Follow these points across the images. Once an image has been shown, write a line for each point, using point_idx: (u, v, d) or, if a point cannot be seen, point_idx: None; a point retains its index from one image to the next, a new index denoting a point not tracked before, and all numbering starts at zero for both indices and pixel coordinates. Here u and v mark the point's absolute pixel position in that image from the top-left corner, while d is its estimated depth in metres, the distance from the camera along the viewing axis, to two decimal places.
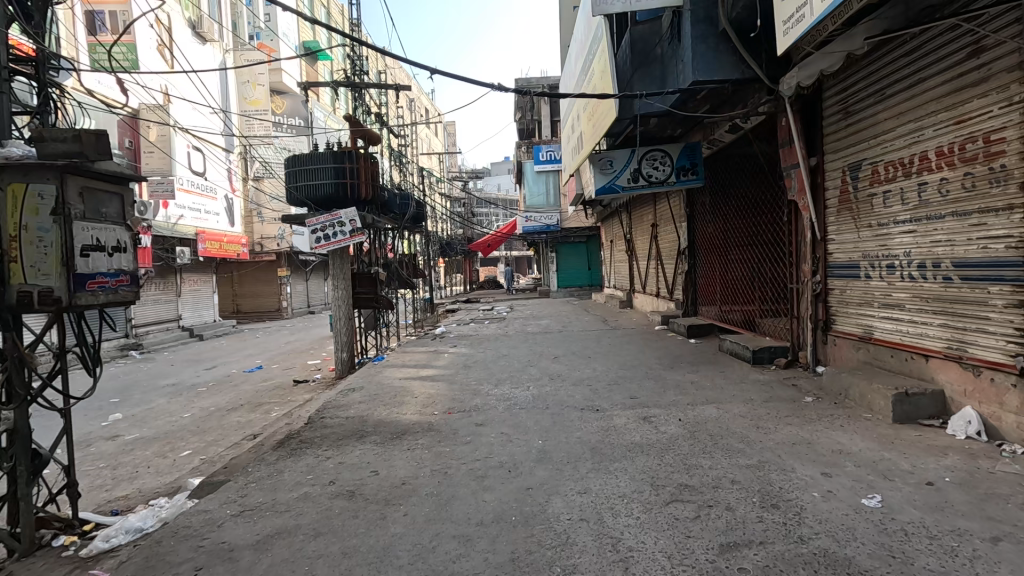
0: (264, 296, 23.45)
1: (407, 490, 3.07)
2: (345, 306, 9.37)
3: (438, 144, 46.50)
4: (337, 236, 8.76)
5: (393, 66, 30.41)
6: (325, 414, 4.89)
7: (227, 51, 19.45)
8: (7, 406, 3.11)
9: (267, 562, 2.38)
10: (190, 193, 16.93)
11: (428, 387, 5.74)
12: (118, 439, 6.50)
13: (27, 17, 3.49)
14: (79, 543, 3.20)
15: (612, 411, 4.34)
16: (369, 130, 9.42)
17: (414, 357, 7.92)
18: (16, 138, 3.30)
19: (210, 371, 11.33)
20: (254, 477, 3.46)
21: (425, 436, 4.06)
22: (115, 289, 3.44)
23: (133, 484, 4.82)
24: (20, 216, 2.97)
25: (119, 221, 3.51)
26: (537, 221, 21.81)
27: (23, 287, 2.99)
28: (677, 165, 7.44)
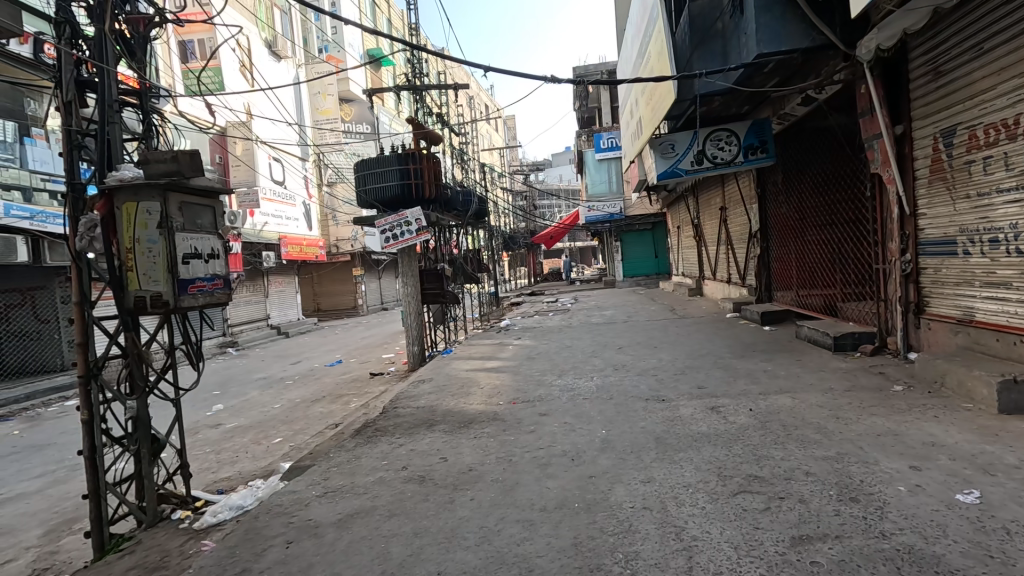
0: (342, 295, 24.84)
1: (473, 476, 3.20)
2: (414, 301, 9.78)
3: (498, 140, 46.96)
4: (404, 235, 9.14)
5: (452, 65, 31.06)
6: (398, 404, 5.17)
7: (300, 67, 20.74)
8: (130, 397, 3.61)
9: (347, 539, 2.59)
10: (273, 201, 18.36)
11: (494, 378, 5.90)
12: (220, 427, 7.23)
13: (132, 53, 3.93)
14: (192, 517, 3.64)
15: (678, 401, 4.25)
16: (430, 130, 9.69)
17: (480, 349, 8.13)
18: (127, 163, 3.76)
19: (296, 365, 12.25)
20: (335, 462, 3.75)
21: (490, 425, 4.19)
22: (212, 292, 3.83)
23: (235, 466, 5.36)
24: (134, 231, 3.41)
25: (212, 230, 3.90)
26: (600, 210, 21.55)
27: (139, 292, 3.43)
28: (744, 144, 7.09)
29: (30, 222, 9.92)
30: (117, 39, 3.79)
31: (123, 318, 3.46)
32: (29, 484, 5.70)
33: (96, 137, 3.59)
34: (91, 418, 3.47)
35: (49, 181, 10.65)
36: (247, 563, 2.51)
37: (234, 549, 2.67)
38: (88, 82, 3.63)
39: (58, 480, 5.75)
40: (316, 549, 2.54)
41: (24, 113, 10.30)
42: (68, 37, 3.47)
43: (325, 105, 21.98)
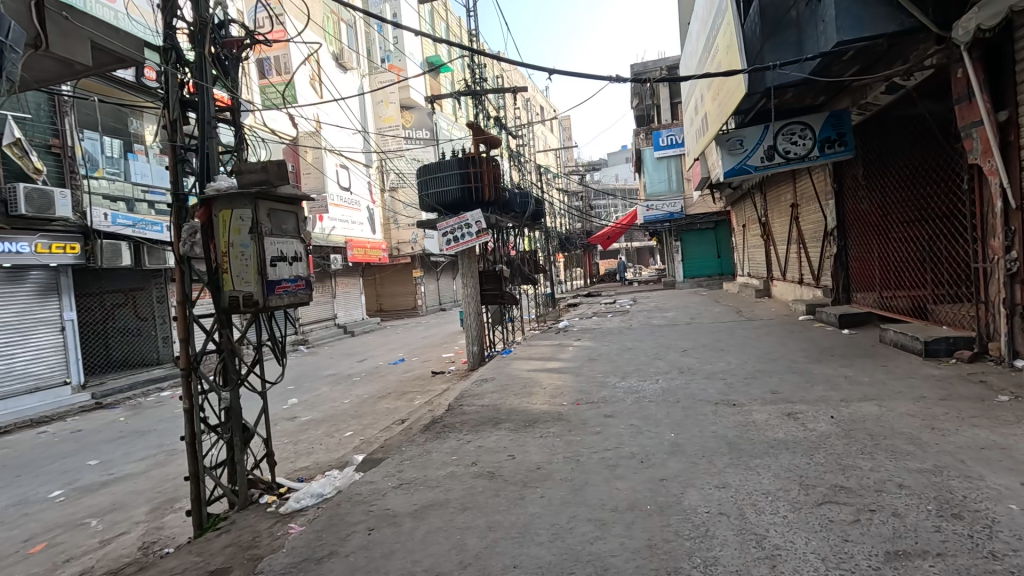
0: (402, 296, 25.64)
1: (542, 474, 3.24)
2: (474, 302, 9.98)
3: (554, 141, 46.93)
4: (465, 237, 9.34)
5: (508, 69, 31.34)
6: (463, 402, 5.31)
7: (364, 77, 21.66)
8: (225, 388, 3.94)
9: (424, 529, 2.70)
10: (340, 206, 19.30)
11: (556, 379, 5.93)
12: (296, 420, 7.70)
13: (226, 73, 4.30)
14: (277, 502, 3.91)
15: (751, 406, 4.10)
16: (490, 134, 9.84)
17: (539, 350, 8.17)
18: (222, 173, 4.10)
19: (362, 363, 12.79)
20: (407, 455, 3.91)
21: (556, 425, 4.22)
22: (295, 293, 4.09)
23: (311, 457, 5.69)
24: (230, 236, 3.72)
25: (295, 234, 4.16)
26: (659, 210, 21.13)
27: (233, 292, 3.75)
28: (820, 137, 6.74)
29: (132, 229, 10.98)
30: (212, 62, 4.16)
31: (220, 316, 3.81)
32: (136, 466, 6.34)
33: (196, 152, 3.95)
34: (191, 407, 3.82)
35: (148, 192, 11.71)
36: (333, 546, 2.67)
37: (320, 533, 2.85)
38: (190, 102, 4.01)
39: (158, 464, 6.35)
40: (396, 537, 2.66)
41: (127, 131, 11.41)
42: (173, 60, 3.83)
43: (388, 113, 22.84)
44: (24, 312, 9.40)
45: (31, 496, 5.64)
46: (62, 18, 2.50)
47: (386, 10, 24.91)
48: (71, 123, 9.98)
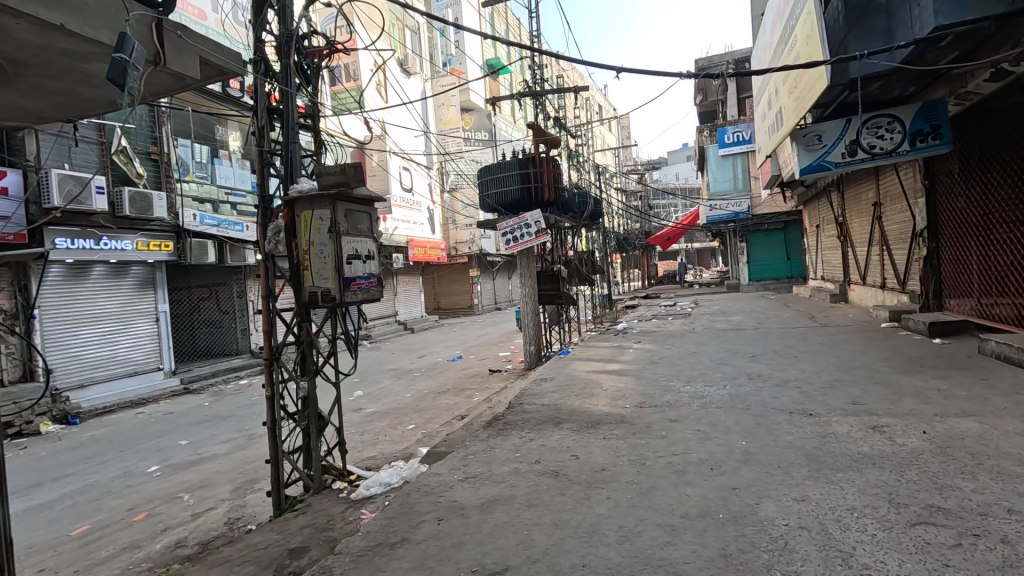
0: (459, 294, 26.12)
1: (607, 475, 3.22)
2: (532, 302, 10.02)
3: (612, 139, 46.18)
4: (524, 237, 9.40)
5: (567, 67, 31.18)
6: (524, 400, 5.36)
7: (427, 82, 22.28)
8: (303, 378, 4.19)
9: (492, 522, 2.75)
10: (402, 207, 19.94)
11: (617, 381, 5.84)
12: (362, 411, 8.05)
13: (309, 81, 4.54)
14: (349, 488, 4.12)
15: (830, 416, 3.88)
16: (550, 135, 9.83)
17: (600, 351, 8.08)
18: (304, 175, 4.36)
19: (421, 359, 13.15)
20: (471, 450, 3.99)
21: (619, 427, 4.17)
22: (368, 289, 4.29)
23: (377, 447, 5.93)
24: (310, 235, 3.95)
25: (368, 234, 4.35)
26: (722, 210, 20.34)
27: (312, 288, 3.98)
28: (910, 131, 6.27)
29: (217, 229, 11.84)
30: (297, 72, 4.43)
31: (300, 310, 4.08)
32: (220, 447, 6.87)
33: (282, 156, 4.22)
34: (273, 394, 4.09)
35: (230, 194, 12.60)
36: (405, 533, 2.77)
37: (392, 520, 2.96)
38: (277, 111, 4.29)
39: (239, 446, 6.84)
40: (465, 529, 2.73)
41: (214, 138, 12.35)
42: (264, 70, 4.10)
43: (448, 116, 23.38)
44: (125, 304, 10.38)
45: (133, 470, 6.25)
46: (177, 37, 2.71)
47: (448, 14, 25.50)
48: (167, 132, 10.94)
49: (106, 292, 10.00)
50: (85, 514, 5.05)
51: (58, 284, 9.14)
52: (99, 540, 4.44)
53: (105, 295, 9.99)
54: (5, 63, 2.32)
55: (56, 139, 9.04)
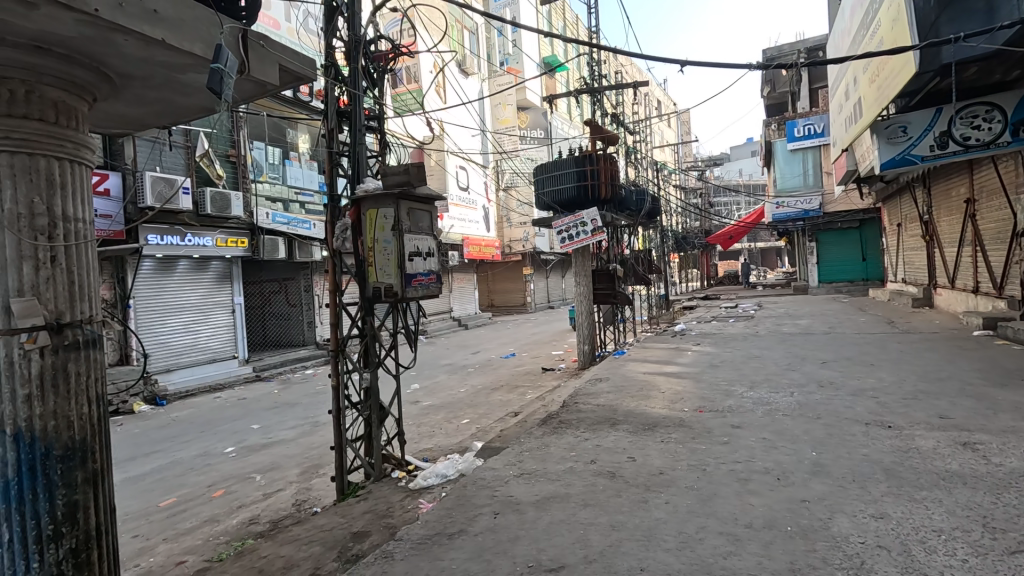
0: (513, 292, 26.28)
1: (666, 479, 3.14)
2: (587, 301, 9.94)
3: (671, 136, 44.94)
4: (580, 235, 9.34)
5: (626, 63, 30.64)
6: (579, 399, 5.33)
7: (485, 82, 22.57)
8: (366, 369, 4.38)
9: (547, 520, 2.76)
10: (459, 205, 20.33)
11: (675, 383, 5.69)
12: (419, 404, 8.29)
13: (375, 83, 4.72)
14: (407, 478, 4.28)
15: (913, 430, 3.60)
16: (608, 131, 9.67)
17: (657, 353, 7.90)
18: (369, 174, 4.53)
19: (475, 355, 13.35)
20: (527, 447, 4.02)
21: (677, 431, 4.07)
22: (428, 285, 4.41)
23: (433, 440, 6.09)
24: (375, 233, 4.12)
25: (429, 231, 4.47)
26: (791, 206, 19.29)
27: (376, 284, 4.15)
28: (1012, 120, 5.81)
29: (288, 227, 12.55)
30: (365, 75, 4.61)
31: (364, 303, 4.26)
32: (289, 432, 7.29)
33: (350, 156, 4.42)
34: (339, 384, 4.30)
35: (299, 194, 13.32)
36: (462, 525, 2.84)
37: (450, 510, 3.04)
38: (346, 113, 4.49)
39: (306, 432, 7.22)
40: (520, 524, 2.76)
41: (285, 141, 13.08)
42: (335, 75, 4.30)
43: (505, 115, 23.63)
44: (206, 296, 11.21)
45: (212, 450, 6.75)
46: (259, 46, 2.89)
47: (506, 13, 25.69)
48: (245, 136, 11.69)
49: (190, 285, 10.85)
50: (172, 488, 5.51)
51: (149, 276, 10.01)
52: (183, 513, 4.83)
53: (189, 288, 10.84)
54: (114, 76, 2.57)
55: (151, 144, 9.92)
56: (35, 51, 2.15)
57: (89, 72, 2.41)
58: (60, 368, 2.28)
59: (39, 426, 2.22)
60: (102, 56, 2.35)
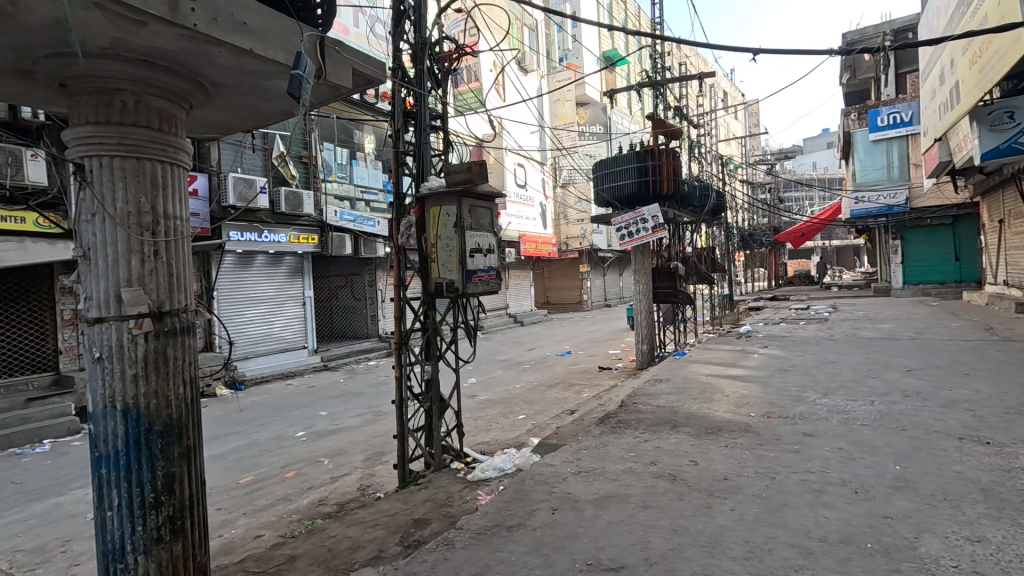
0: (569, 290, 26.11)
1: (731, 486, 3.03)
2: (646, 299, 9.72)
3: (737, 128, 42.99)
4: (640, 233, 9.14)
5: (690, 54, 29.55)
6: (638, 400, 5.23)
7: (544, 78, 22.53)
8: (428, 362, 4.52)
9: (606, 519, 2.75)
10: (516, 202, 20.47)
11: (740, 387, 5.45)
12: (476, 398, 8.44)
13: (439, 84, 4.83)
14: (465, 469, 4.38)
15: (1015, 448, 3.26)
16: (671, 125, 9.37)
17: (719, 355, 7.61)
18: (433, 173, 4.65)
19: (531, 352, 13.41)
20: (585, 445, 4.00)
21: (743, 436, 3.91)
22: (488, 281, 4.48)
23: (490, 433, 6.19)
24: (438, 230, 4.23)
25: (489, 228, 4.54)
26: (872, 202, 18.22)
27: (438, 279, 4.26)
28: None
29: (354, 224, 13.13)
30: (430, 75, 4.73)
31: (426, 298, 4.38)
32: (353, 420, 7.65)
33: (415, 156, 4.56)
34: (402, 375, 4.46)
35: (365, 192, 13.90)
36: (521, 518, 2.87)
37: (509, 503, 3.08)
38: (412, 113, 4.62)
39: (369, 421, 7.55)
40: (579, 521, 2.76)
41: (352, 142, 13.66)
42: (401, 77, 4.44)
43: (563, 111, 23.59)
44: (280, 289, 11.95)
45: (285, 433, 7.20)
46: (336, 52, 3.02)
47: (566, 8, 25.52)
48: (316, 138, 12.32)
49: (266, 278, 11.60)
50: (250, 466, 5.93)
51: (230, 270, 10.81)
52: (260, 490, 5.20)
53: (265, 281, 11.59)
54: (209, 85, 2.79)
55: (233, 148, 10.68)
56: (143, 64, 2.38)
57: (188, 82, 2.63)
58: (160, 352, 2.51)
59: (144, 403, 2.46)
60: (199, 67, 2.56)
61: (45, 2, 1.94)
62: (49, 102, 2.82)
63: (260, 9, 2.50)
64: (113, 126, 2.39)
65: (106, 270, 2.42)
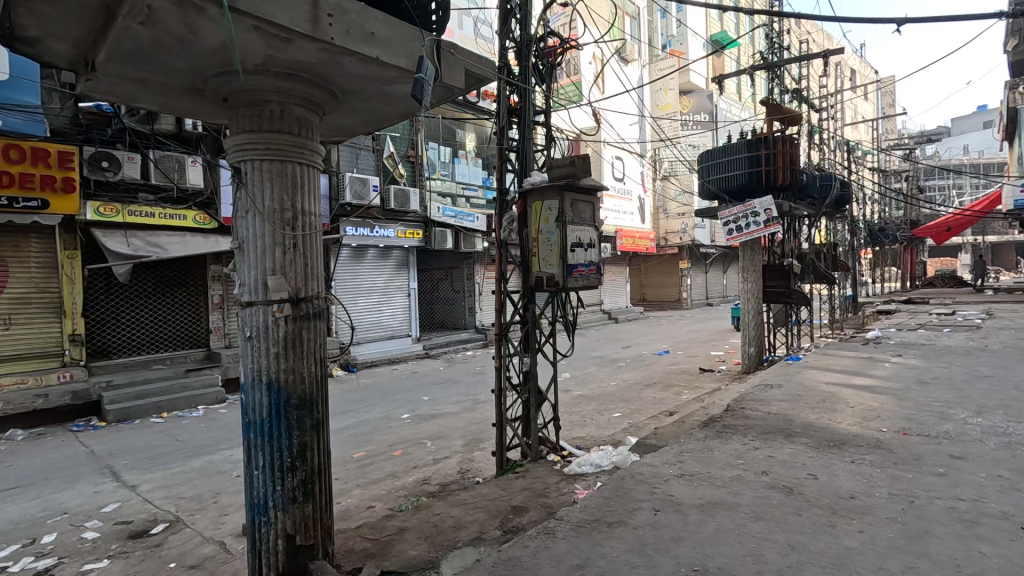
0: (667, 287, 25.09)
1: (860, 506, 2.74)
2: (755, 298, 9.07)
3: (868, 110, 38.32)
4: (750, 227, 8.53)
5: (812, 30, 26.83)
6: (746, 405, 4.91)
7: (646, 68, 21.80)
8: (526, 354, 4.60)
9: (713, 526, 2.63)
10: (613, 196, 20.06)
11: (868, 398, 4.90)
12: (571, 393, 8.44)
13: (543, 79, 4.88)
14: (562, 462, 4.43)
15: None
16: (790, 110, 8.60)
17: (842, 361, 6.89)
18: (535, 169, 4.71)
19: (627, 349, 13.11)
20: (687, 448, 3.84)
21: (873, 452, 3.52)
22: (588, 276, 4.45)
23: (585, 429, 6.17)
24: (540, 224, 4.30)
25: (590, 223, 4.49)
26: None
27: (539, 273, 4.33)
28: None
29: (455, 220, 13.68)
30: (535, 70, 4.76)
31: (526, 291, 4.46)
32: (453, 407, 8.01)
33: (518, 152, 4.64)
34: (501, 365, 4.59)
35: (465, 189, 14.41)
36: (621, 516, 2.83)
37: (609, 500, 3.06)
38: (516, 110, 4.71)
39: (467, 408, 7.86)
40: (683, 526, 2.66)
41: (455, 140, 14.22)
42: (507, 75, 4.53)
43: (665, 100, 22.76)
44: (388, 280, 12.82)
45: (391, 414, 7.75)
46: (450, 54, 3.16)
47: None
48: (422, 138, 13.03)
49: (376, 270, 12.50)
50: (362, 442, 6.47)
51: (346, 262, 11.81)
52: (371, 465, 5.65)
53: (376, 273, 12.50)
54: (339, 93, 3.07)
55: (350, 150, 11.62)
56: (287, 77, 2.68)
57: (323, 90, 2.90)
58: (297, 333, 2.82)
59: (284, 378, 2.78)
60: (332, 76, 2.81)
61: (215, 29, 2.25)
62: (213, 115, 3.26)
63: (385, 18, 2.69)
64: (264, 133, 2.73)
65: (257, 260, 2.76)
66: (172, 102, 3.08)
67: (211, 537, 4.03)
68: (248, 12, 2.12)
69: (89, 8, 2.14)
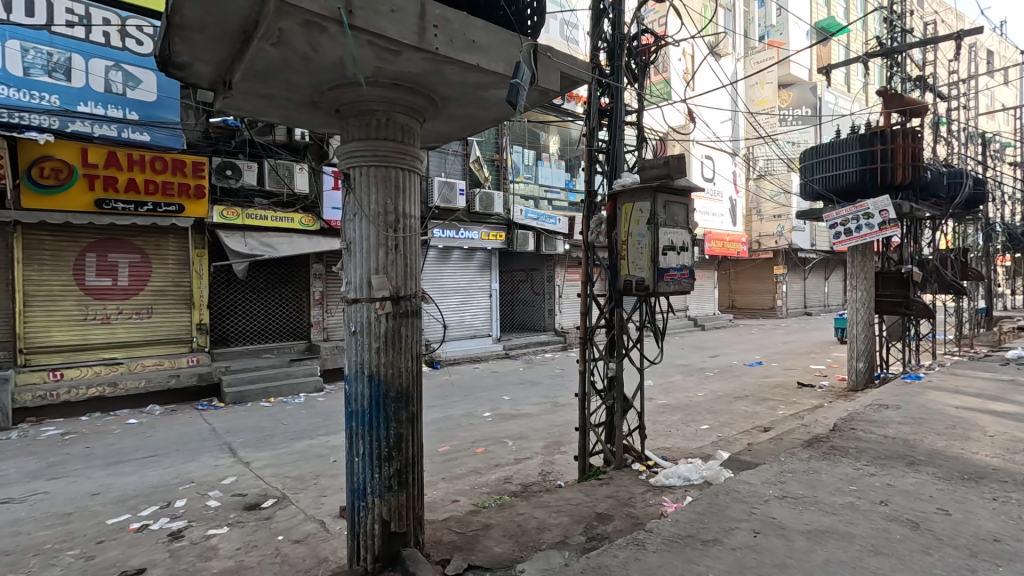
0: (760, 293, 23.50)
1: (1006, 551, 2.39)
2: (866, 309, 8.22)
3: (1008, 97, 33.50)
4: (861, 230, 7.79)
5: (939, 9, 23.94)
6: (856, 426, 4.47)
7: (741, 61, 20.61)
8: (612, 359, 4.51)
9: (824, 556, 2.41)
10: (701, 197, 19.18)
11: (1011, 428, 4.26)
12: (654, 401, 8.17)
13: (636, 79, 4.75)
14: (648, 472, 4.30)
15: None
16: (913, 100, 7.69)
17: (975, 383, 6.06)
18: (625, 171, 4.60)
19: (714, 358, 12.45)
20: (789, 468, 3.56)
21: (1020, 490, 3.05)
22: (680, 280, 4.28)
23: (670, 440, 5.93)
24: (629, 226, 4.19)
25: (684, 225, 4.32)
26: None
27: (627, 276, 4.23)
28: None
29: (538, 222, 13.74)
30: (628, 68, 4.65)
31: (613, 294, 4.37)
32: (533, 408, 8.06)
33: (607, 153, 4.55)
34: (585, 369, 4.53)
35: (548, 191, 14.48)
36: (717, 535, 2.68)
37: (702, 516, 2.91)
38: (607, 111, 4.63)
39: (547, 411, 7.87)
40: (789, 552, 2.47)
41: (539, 143, 14.31)
42: (599, 75, 4.46)
43: (762, 95, 21.42)
44: (472, 281, 13.16)
45: (473, 412, 7.94)
46: (546, 57, 3.18)
47: None
48: (507, 141, 13.26)
49: (460, 271, 12.89)
50: (447, 437, 6.69)
51: (433, 263, 12.30)
52: (454, 460, 5.82)
53: (459, 273, 12.89)
54: (438, 101, 3.20)
55: (439, 155, 12.12)
56: (394, 87, 2.83)
57: (424, 98, 3.04)
58: (397, 329, 2.98)
59: (384, 372, 2.94)
60: (434, 85, 2.93)
61: (334, 44, 2.42)
62: (325, 125, 3.53)
63: (486, 26, 2.77)
64: (372, 140, 2.90)
65: (363, 260, 2.94)
66: (292, 114, 3.37)
67: (312, 515, 4.35)
68: (364, 28, 2.27)
69: (230, 33, 2.40)
